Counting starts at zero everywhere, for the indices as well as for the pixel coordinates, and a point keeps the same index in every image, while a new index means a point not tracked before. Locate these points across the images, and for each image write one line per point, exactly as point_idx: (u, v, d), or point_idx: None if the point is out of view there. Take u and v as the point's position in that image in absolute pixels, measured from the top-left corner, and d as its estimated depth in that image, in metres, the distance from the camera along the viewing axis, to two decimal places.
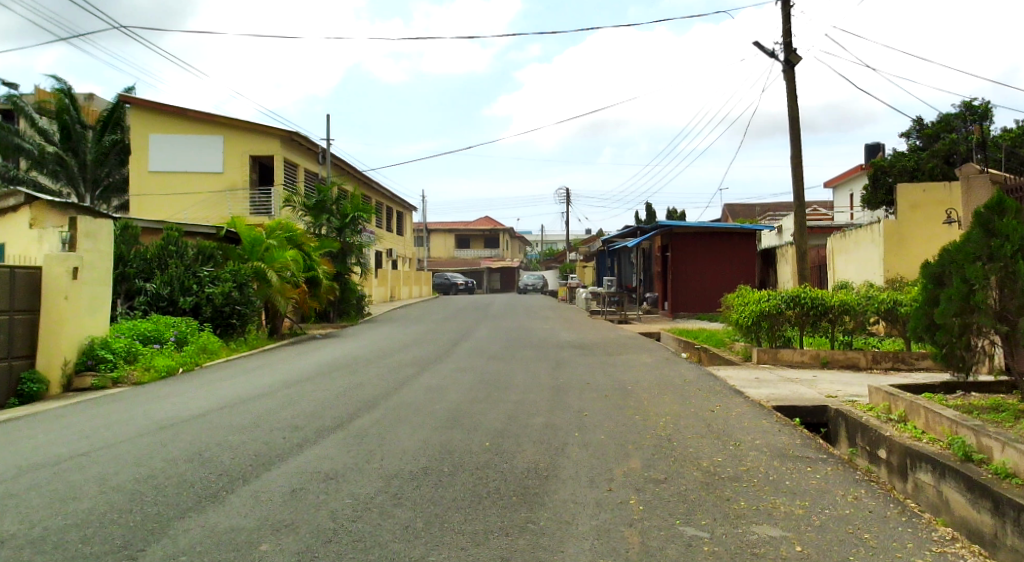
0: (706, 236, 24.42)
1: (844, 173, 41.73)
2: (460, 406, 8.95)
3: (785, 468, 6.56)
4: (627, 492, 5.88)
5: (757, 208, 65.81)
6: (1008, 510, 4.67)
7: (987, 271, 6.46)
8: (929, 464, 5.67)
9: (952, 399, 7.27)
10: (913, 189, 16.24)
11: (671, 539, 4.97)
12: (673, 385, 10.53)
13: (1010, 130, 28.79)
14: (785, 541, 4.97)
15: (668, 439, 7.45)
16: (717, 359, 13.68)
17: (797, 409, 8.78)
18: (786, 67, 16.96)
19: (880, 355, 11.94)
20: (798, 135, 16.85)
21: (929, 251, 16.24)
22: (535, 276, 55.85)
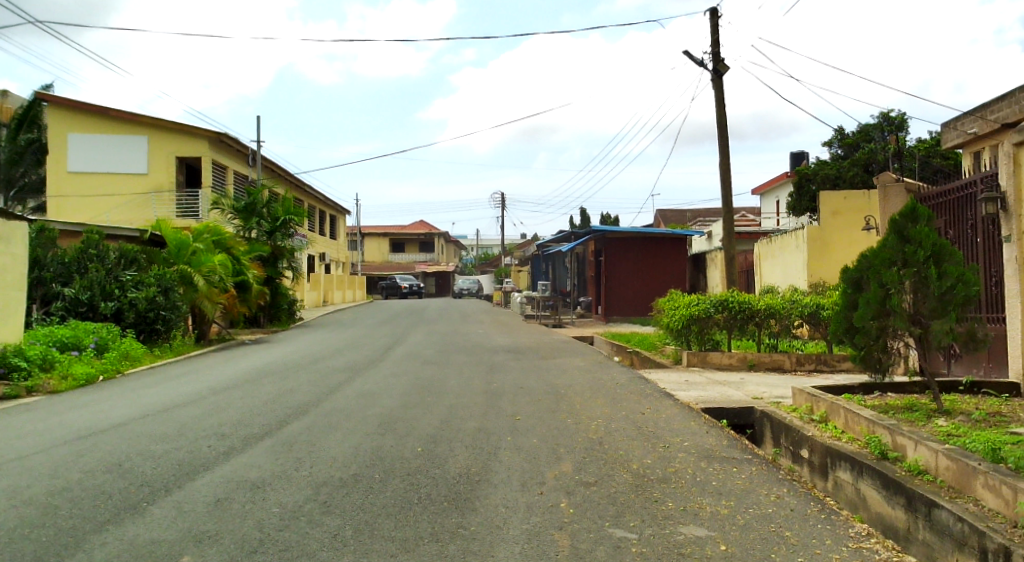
0: (638, 241, 24.83)
1: (771, 180, 42.92)
2: (393, 412, 8.88)
3: (711, 469, 6.71)
4: (557, 494, 5.94)
5: (688, 215, 67.22)
6: (920, 506, 4.85)
7: (902, 276, 6.76)
8: (847, 463, 5.87)
9: (870, 399, 7.54)
10: (836, 196, 16.84)
11: (600, 541, 5.04)
12: (606, 388, 10.68)
13: (923, 140, 30.18)
14: (711, 540, 5.09)
15: (599, 442, 7.54)
16: (648, 362, 13.89)
17: (725, 411, 8.99)
18: (715, 77, 17.37)
19: (804, 357, 12.31)
20: (726, 143, 17.28)
21: (849, 256, 16.84)
22: (470, 281, 55.84)
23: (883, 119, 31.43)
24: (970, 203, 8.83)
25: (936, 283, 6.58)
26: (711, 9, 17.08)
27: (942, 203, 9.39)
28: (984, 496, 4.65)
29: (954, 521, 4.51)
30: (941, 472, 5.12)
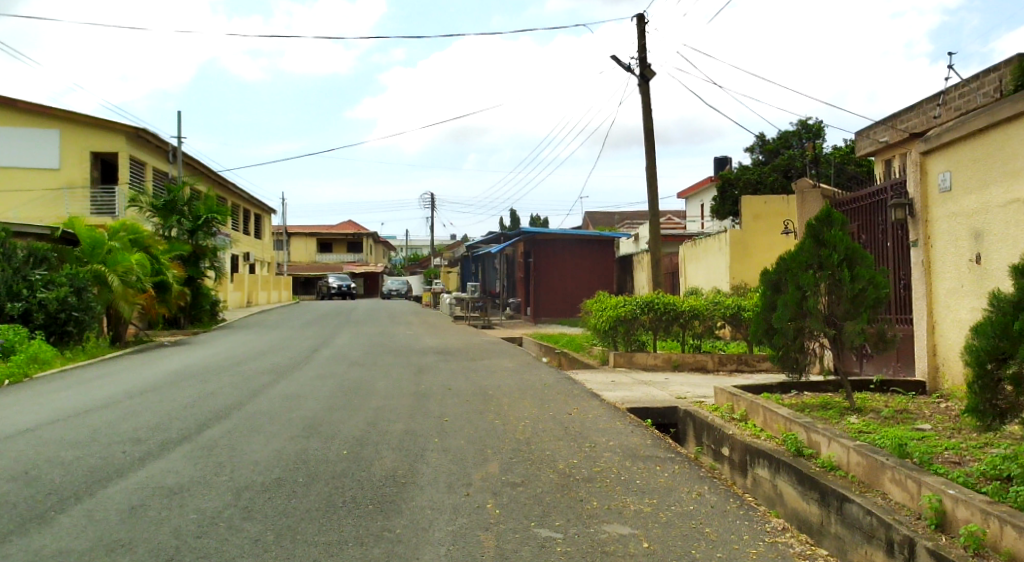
0: (567, 243, 25.06)
1: (696, 183, 43.87)
2: (318, 415, 8.76)
3: (636, 467, 6.83)
4: (484, 495, 5.95)
5: (616, 217, 68.23)
6: (832, 500, 5.03)
7: (818, 278, 7.00)
8: (765, 460, 6.05)
9: (787, 399, 7.77)
10: (756, 201, 17.35)
11: (525, 541, 5.07)
12: (533, 389, 10.71)
13: (839, 147, 31.35)
14: (633, 538, 5.17)
15: (526, 443, 7.57)
16: (576, 363, 14.03)
17: (649, 410, 9.15)
18: (642, 82, 17.67)
19: (726, 357, 12.61)
20: (652, 147, 17.59)
21: (768, 258, 17.38)
22: (399, 282, 55.46)
23: (801, 126, 32.51)
24: (881, 209, 9.21)
25: (849, 286, 6.85)
26: (639, 15, 17.37)
27: (856, 208, 9.76)
28: (891, 489, 4.85)
29: (863, 514, 4.67)
30: (853, 467, 5.31)
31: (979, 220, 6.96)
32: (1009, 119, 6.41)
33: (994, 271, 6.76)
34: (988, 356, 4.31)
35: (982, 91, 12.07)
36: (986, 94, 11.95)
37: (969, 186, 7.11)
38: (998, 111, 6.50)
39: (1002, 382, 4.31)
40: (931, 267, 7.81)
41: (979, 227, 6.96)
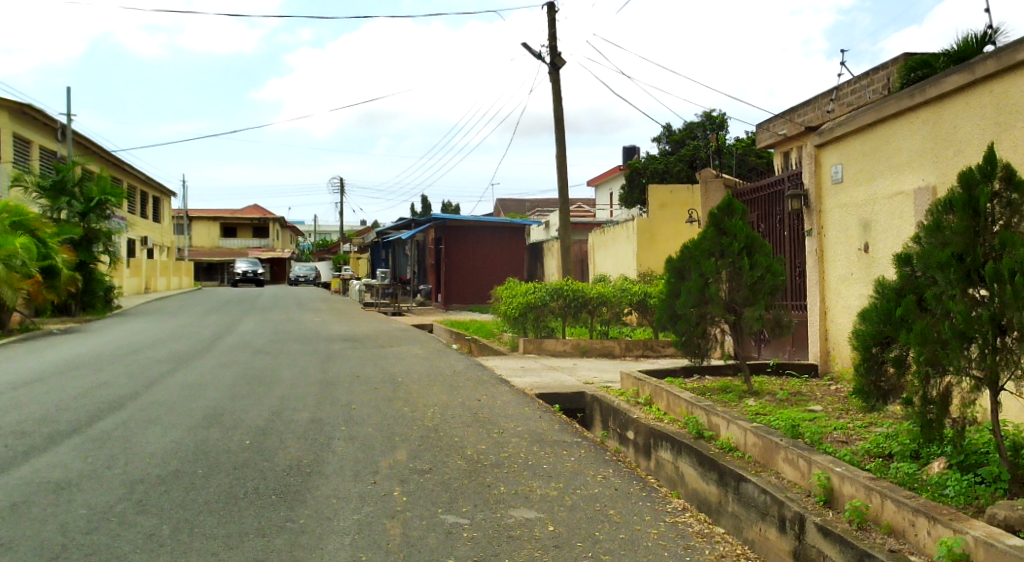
0: (479, 230, 25.04)
1: (605, 172, 44.55)
2: (220, 404, 8.50)
3: (543, 452, 6.89)
4: (391, 483, 5.90)
5: (527, 204, 68.64)
6: (729, 480, 5.19)
7: (719, 266, 7.22)
8: (667, 442, 6.22)
9: (690, 383, 7.99)
10: (663, 190, 17.76)
11: (432, 528, 5.05)
12: (443, 376, 10.69)
13: (741, 139, 32.41)
14: (539, 522, 5.23)
15: (434, 430, 7.54)
16: (486, 350, 14.08)
17: (557, 396, 9.25)
18: (552, 70, 17.77)
19: (632, 343, 12.85)
20: (562, 134, 17.74)
21: (673, 246, 17.82)
22: (307, 269, 54.38)
23: (706, 118, 33.43)
24: (779, 200, 9.56)
25: (749, 273, 7.11)
26: (549, 3, 17.43)
27: (755, 198, 10.11)
28: (784, 468, 5.06)
29: (758, 493, 4.84)
30: (749, 448, 5.51)
31: (867, 210, 7.30)
32: (895, 114, 6.73)
33: (880, 259, 7.11)
34: (874, 340, 4.52)
35: (872, 88, 12.67)
36: (875, 91, 12.52)
37: (859, 178, 7.44)
38: (885, 107, 6.81)
39: (885, 363, 4.54)
40: (824, 254, 8.15)
41: (867, 218, 7.31)
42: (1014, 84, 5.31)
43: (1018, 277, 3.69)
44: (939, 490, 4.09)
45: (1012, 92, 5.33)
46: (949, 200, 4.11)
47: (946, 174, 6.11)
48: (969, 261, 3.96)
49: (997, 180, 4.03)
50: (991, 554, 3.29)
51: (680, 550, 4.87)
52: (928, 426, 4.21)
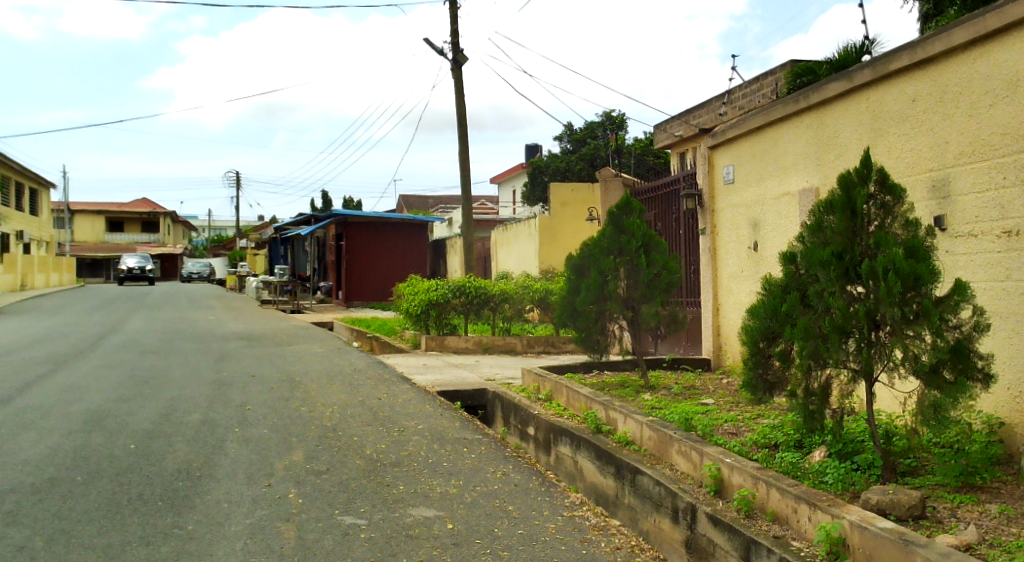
0: (381, 227, 24.74)
1: (507, 170, 44.83)
2: (103, 407, 8.10)
3: (443, 450, 6.86)
4: (286, 485, 5.75)
5: (430, 201, 68.26)
6: (626, 473, 5.29)
7: (617, 263, 7.36)
8: (567, 438, 6.29)
9: (589, 378, 8.11)
10: (564, 189, 17.98)
11: (327, 530, 4.95)
12: (343, 374, 10.51)
13: (640, 139, 33.19)
14: (438, 520, 5.20)
15: (333, 430, 7.40)
16: (387, 347, 13.93)
17: (459, 393, 9.21)
18: (454, 66, 17.72)
19: (534, 340, 12.95)
20: (465, 131, 17.72)
21: (574, 244, 18.09)
22: (201, 265, 52.56)
23: (607, 118, 34.07)
24: (675, 200, 9.81)
25: (645, 270, 7.29)
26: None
27: (653, 197, 10.36)
28: (678, 460, 5.19)
29: (653, 485, 4.95)
30: (645, 441, 5.64)
31: (756, 210, 7.58)
32: (782, 118, 7.01)
33: (768, 257, 7.40)
34: (761, 335, 4.68)
35: (761, 92, 13.17)
36: (764, 95, 13.02)
37: (749, 179, 7.72)
38: (773, 111, 7.08)
39: (771, 358, 4.70)
40: (717, 252, 8.41)
41: (756, 217, 7.58)
42: (887, 93, 5.61)
43: (891, 275, 3.91)
44: (820, 477, 4.29)
45: (885, 101, 5.62)
46: (830, 201, 4.30)
47: (827, 176, 6.40)
48: (848, 259, 4.16)
49: (872, 183, 4.25)
50: (865, 537, 3.47)
51: (577, 543, 4.94)
52: (810, 417, 4.41)
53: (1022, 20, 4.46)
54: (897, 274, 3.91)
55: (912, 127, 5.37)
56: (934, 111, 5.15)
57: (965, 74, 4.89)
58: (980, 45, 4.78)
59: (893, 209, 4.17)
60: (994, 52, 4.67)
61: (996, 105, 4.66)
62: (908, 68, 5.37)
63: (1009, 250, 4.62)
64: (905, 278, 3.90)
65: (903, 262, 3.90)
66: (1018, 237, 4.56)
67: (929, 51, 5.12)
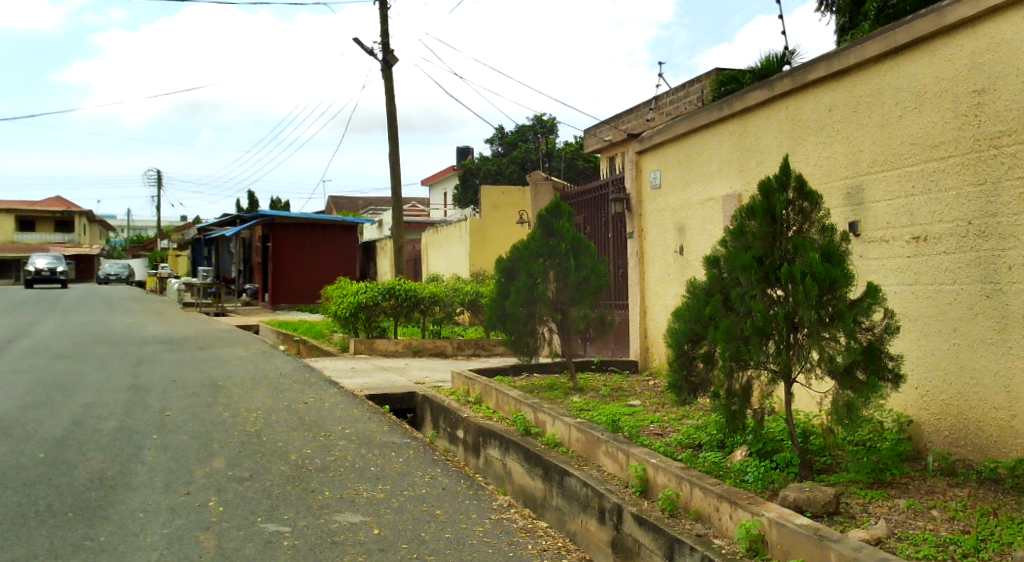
0: (309, 228, 24.34)
1: (438, 172, 44.69)
2: (10, 414, 7.73)
3: (370, 455, 6.78)
4: (206, 493, 5.59)
5: (359, 202, 67.51)
6: (554, 475, 5.32)
7: (547, 266, 7.41)
8: (496, 440, 6.29)
9: (519, 381, 8.14)
10: (495, 192, 17.97)
11: (249, 538, 4.84)
12: (268, 379, 10.28)
13: (570, 144, 33.52)
14: (364, 525, 5.13)
15: (256, 435, 7.23)
16: (314, 351, 13.70)
17: (387, 397, 9.10)
18: (385, 67, 17.57)
19: (464, 342, 12.92)
20: (396, 133, 17.59)
21: (504, 248, 18.12)
22: (119, 266, 50.88)
23: (537, 121, 34.31)
24: (603, 204, 9.93)
25: (574, 273, 7.36)
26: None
27: (582, 201, 10.46)
28: (605, 461, 5.25)
29: (580, 486, 4.99)
30: (573, 443, 5.68)
31: (682, 215, 7.74)
32: (707, 126, 7.17)
33: (693, 261, 7.55)
34: (685, 337, 4.76)
35: (687, 100, 13.45)
36: (690, 102, 13.29)
37: (675, 184, 7.86)
38: (698, 118, 7.24)
39: (695, 359, 4.78)
40: (644, 255, 8.55)
41: (681, 222, 7.74)
42: (805, 103, 5.80)
43: (808, 278, 4.03)
44: (741, 476, 4.40)
45: (803, 110, 5.81)
46: (751, 206, 4.41)
47: (749, 182, 6.58)
48: (768, 263, 4.28)
49: (791, 190, 4.38)
50: (782, 533, 3.57)
51: (504, 546, 4.94)
52: (732, 416, 4.52)
53: (931, 35, 4.66)
54: (814, 278, 4.04)
55: (828, 136, 5.56)
56: (848, 121, 5.34)
57: (877, 86, 5.08)
58: (891, 59, 4.98)
59: (811, 215, 4.31)
60: (903, 66, 4.87)
61: (906, 116, 4.85)
62: (825, 79, 5.56)
63: (918, 256, 4.81)
64: (821, 282, 4.03)
65: (819, 267, 4.03)
66: (926, 243, 4.76)
67: (845, 63, 5.31)
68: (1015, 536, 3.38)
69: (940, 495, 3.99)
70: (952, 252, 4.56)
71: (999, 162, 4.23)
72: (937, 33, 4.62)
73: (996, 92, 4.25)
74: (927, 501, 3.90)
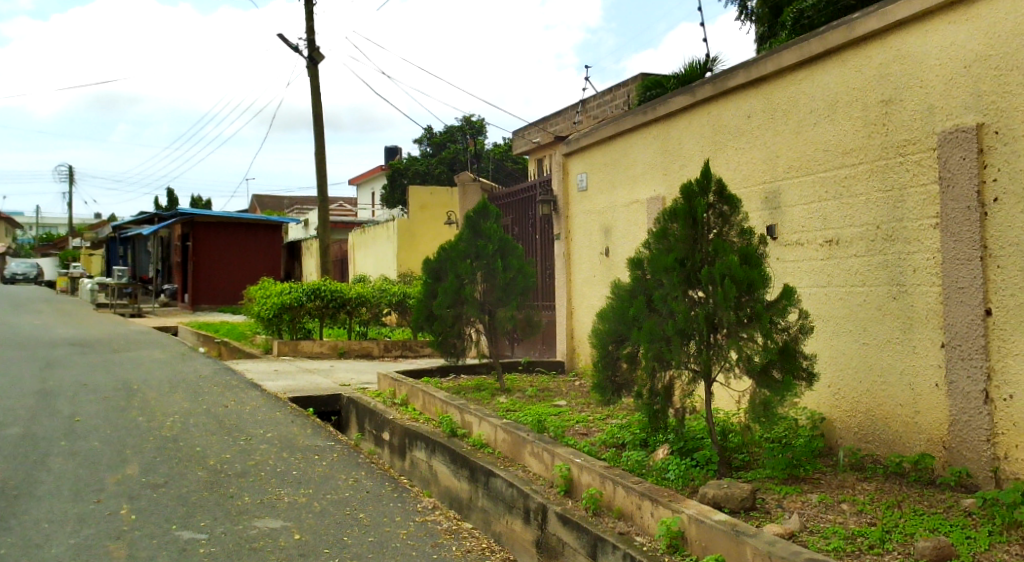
0: (231, 228, 23.75)
1: (365, 172, 44.16)
2: None
3: (293, 458, 6.65)
4: (117, 501, 5.39)
5: (285, 202, 66.24)
6: (480, 475, 5.31)
7: (474, 267, 7.40)
8: (422, 442, 6.25)
9: (446, 382, 8.10)
10: (423, 192, 17.86)
11: (163, 546, 4.69)
12: (186, 382, 9.97)
13: (499, 145, 33.64)
14: (285, 531, 5.03)
15: (173, 440, 7.01)
16: (236, 352, 13.37)
17: (311, 399, 8.94)
18: (310, 64, 17.27)
19: (391, 343, 12.82)
20: (321, 131, 17.32)
21: (432, 248, 18.04)
22: (28, 265, 48.70)
23: (466, 123, 34.30)
24: (531, 205, 9.98)
25: (501, 274, 7.38)
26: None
27: (510, 202, 10.49)
28: (530, 461, 5.27)
29: (506, 487, 4.99)
30: (499, 444, 5.69)
31: (608, 217, 7.82)
32: (632, 129, 7.28)
33: (619, 263, 7.65)
34: (610, 338, 4.82)
35: (614, 103, 13.64)
36: (616, 106, 13.49)
37: (600, 187, 7.96)
38: (623, 122, 7.34)
39: (619, 359, 4.83)
40: (570, 257, 8.61)
41: (607, 224, 7.83)
42: (725, 109, 5.94)
43: (727, 280, 4.13)
44: (663, 474, 4.48)
45: (724, 115, 5.96)
46: (673, 210, 4.48)
47: (672, 186, 6.71)
48: (689, 265, 4.37)
49: (711, 194, 4.47)
50: (701, 529, 3.64)
51: (428, 548, 4.92)
52: (654, 415, 4.59)
53: (842, 47, 4.84)
54: (732, 280, 4.14)
55: (747, 142, 5.71)
56: (766, 127, 5.50)
57: (793, 94, 5.25)
58: (806, 68, 5.15)
59: (730, 218, 4.42)
60: (817, 75, 5.04)
61: (819, 123, 5.02)
62: (744, 86, 5.71)
63: (830, 258, 4.99)
64: (739, 284, 4.14)
65: (738, 269, 4.13)
66: (838, 246, 4.93)
67: (762, 72, 5.46)
68: (917, 527, 3.54)
69: (850, 489, 4.14)
70: (861, 256, 4.75)
71: (905, 169, 4.42)
72: (847, 45, 4.81)
73: (901, 102, 4.44)
74: (838, 495, 4.04)
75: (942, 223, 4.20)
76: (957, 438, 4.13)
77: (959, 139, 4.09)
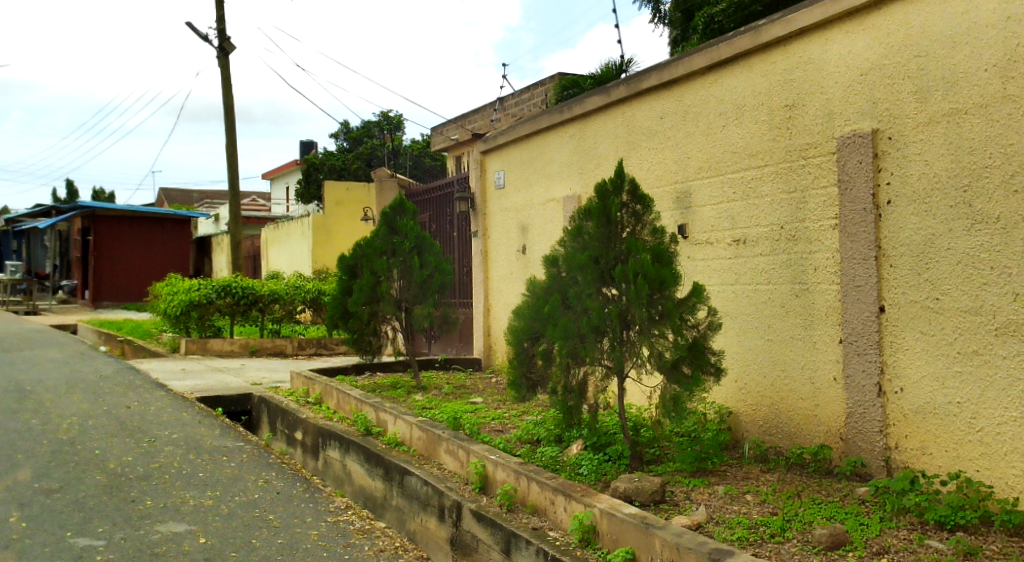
0: (136, 222, 22.86)
1: (279, 166, 43.13)
2: None
3: (200, 460, 6.45)
4: (7, 508, 5.12)
5: (194, 196, 64.15)
6: (394, 474, 5.27)
7: (390, 264, 7.32)
8: (336, 441, 6.15)
9: (360, 380, 7.99)
10: (339, 188, 17.58)
11: (58, 554, 4.48)
12: (85, 383, 9.54)
13: (416, 142, 33.42)
14: (189, 535, 4.87)
15: (70, 443, 6.70)
16: (140, 351, 12.87)
17: (220, 399, 8.69)
18: (221, 54, 16.77)
19: (305, 341, 12.61)
20: (232, 123, 16.83)
21: (348, 244, 17.78)
22: None
23: (383, 118, 33.94)
24: (448, 203, 9.96)
25: (418, 271, 7.33)
26: None
27: (427, 198, 10.43)
28: (445, 459, 5.26)
29: (421, 484, 4.95)
30: (414, 442, 5.65)
31: (524, 214, 7.87)
32: (548, 127, 7.34)
33: (535, 261, 7.71)
34: (525, 336, 4.84)
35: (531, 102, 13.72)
36: (534, 105, 13.56)
37: (517, 185, 8.00)
38: (540, 120, 7.40)
39: (534, 357, 4.86)
40: (488, 253, 8.63)
41: (523, 222, 7.87)
42: (639, 110, 6.06)
43: (640, 278, 4.21)
44: (576, 469, 4.54)
45: (637, 115, 6.07)
46: (587, 208, 4.53)
47: (587, 184, 6.79)
48: (603, 264, 4.43)
49: (624, 193, 4.55)
50: (611, 523, 3.71)
51: (340, 549, 4.84)
52: (568, 411, 4.64)
53: (748, 51, 5.00)
54: (644, 278, 4.23)
55: (659, 142, 5.83)
56: (677, 129, 5.63)
57: (703, 96, 5.39)
58: (715, 72, 5.29)
59: (642, 217, 4.50)
60: (725, 79, 5.19)
61: (727, 125, 5.17)
62: (656, 88, 5.83)
63: (738, 257, 5.14)
64: (651, 282, 4.23)
65: (650, 267, 4.22)
66: (745, 245, 5.09)
67: (673, 74, 5.59)
68: (816, 515, 3.69)
69: (754, 480, 4.29)
70: (766, 255, 4.91)
71: (807, 171, 4.59)
72: (753, 50, 4.97)
73: (804, 107, 4.61)
74: (742, 487, 4.18)
75: (840, 224, 4.38)
76: (853, 430, 4.32)
77: (856, 144, 4.28)
